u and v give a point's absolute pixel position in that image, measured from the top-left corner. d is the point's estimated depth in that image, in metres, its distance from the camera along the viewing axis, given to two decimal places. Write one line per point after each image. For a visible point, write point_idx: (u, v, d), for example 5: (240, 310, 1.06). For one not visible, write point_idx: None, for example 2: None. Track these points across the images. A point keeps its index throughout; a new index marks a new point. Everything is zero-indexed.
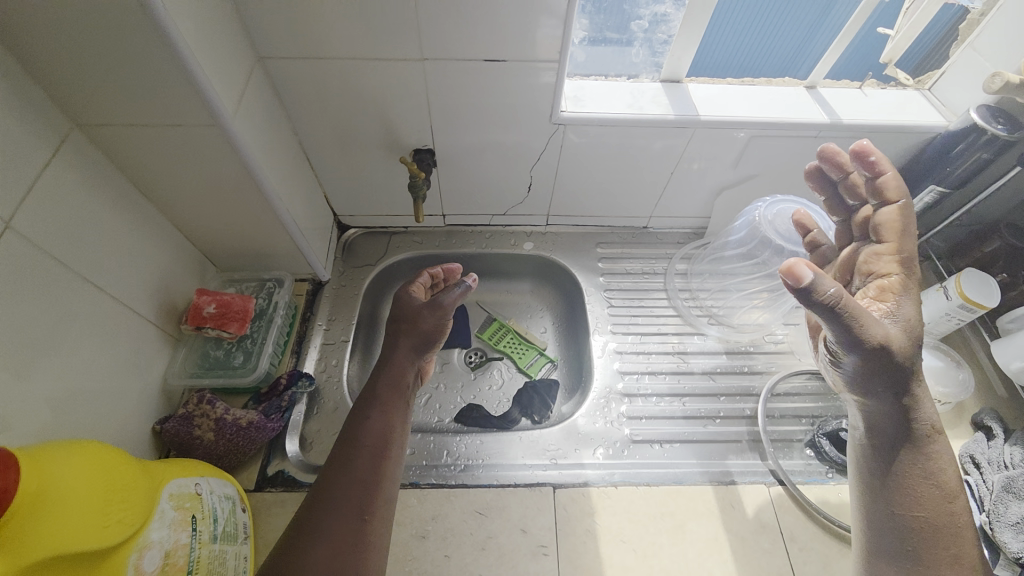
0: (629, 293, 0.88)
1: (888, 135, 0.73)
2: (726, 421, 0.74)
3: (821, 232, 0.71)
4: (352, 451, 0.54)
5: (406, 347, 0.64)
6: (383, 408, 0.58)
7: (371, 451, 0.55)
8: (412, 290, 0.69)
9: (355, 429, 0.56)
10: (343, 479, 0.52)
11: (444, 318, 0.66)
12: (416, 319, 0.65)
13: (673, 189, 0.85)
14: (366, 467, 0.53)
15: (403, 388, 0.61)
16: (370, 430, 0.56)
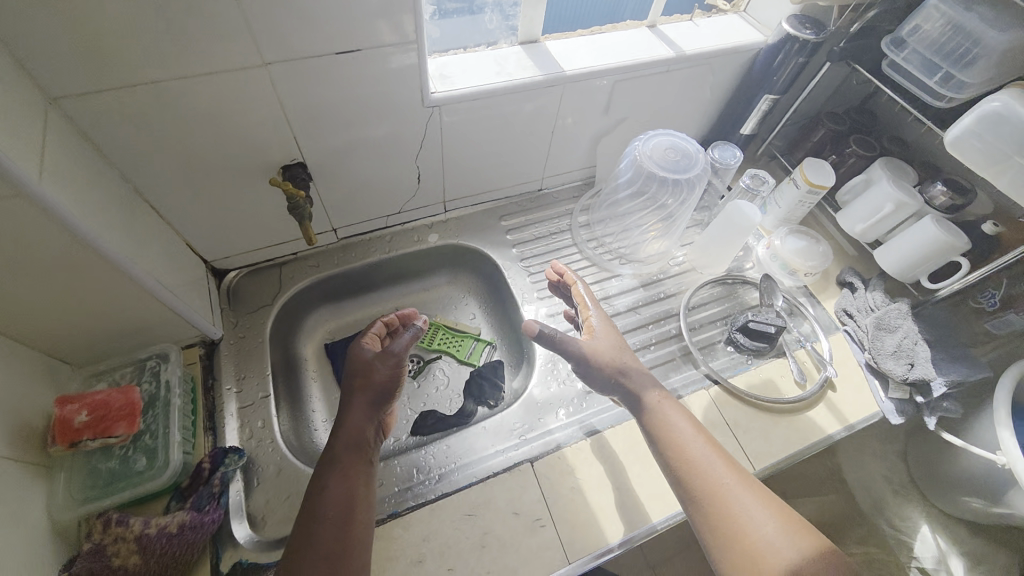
0: (544, 256, 0.90)
1: (722, 58, 0.82)
2: (659, 346, 0.81)
3: (693, 157, 0.78)
4: (316, 525, 0.50)
5: (364, 404, 0.59)
6: (344, 472, 0.54)
7: (335, 522, 0.51)
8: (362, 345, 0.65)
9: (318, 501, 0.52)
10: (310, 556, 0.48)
11: (399, 364, 0.62)
12: (370, 372, 0.61)
13: (557, 147, 0.87)
14: (333, 539, 0.50)
15: (365, 446, 0.58)
16: (334, 499, 0.52)
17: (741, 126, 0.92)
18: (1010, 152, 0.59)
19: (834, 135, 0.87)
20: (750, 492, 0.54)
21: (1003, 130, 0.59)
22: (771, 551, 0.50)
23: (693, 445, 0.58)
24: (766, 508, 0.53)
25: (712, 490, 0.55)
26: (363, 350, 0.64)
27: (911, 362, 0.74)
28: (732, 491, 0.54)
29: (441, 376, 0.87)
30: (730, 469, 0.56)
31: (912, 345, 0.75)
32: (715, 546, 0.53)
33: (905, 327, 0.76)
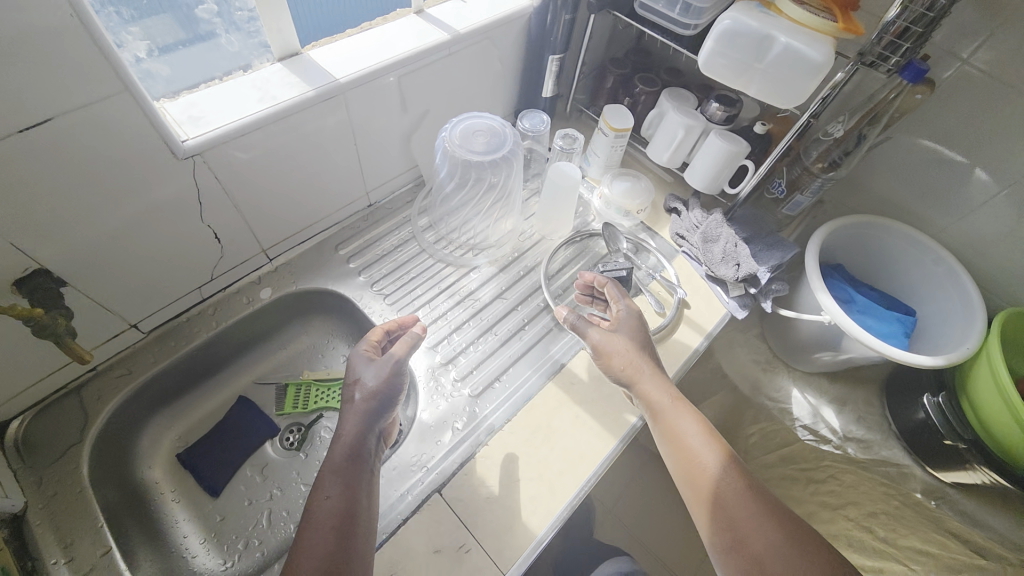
0: (394, 274, 0.84)
1: (499, 29, 0.82)
2: (533, 323, 0.80)
3: (501, 134, 0.78)
4: (315, 534, 0.52)
5: (359, 418, 0.61)
6: (345, 479, 0.56)
7: (333, 528, 0.52)
8: (360, 357, 0.66)
9: (319, 510, 0.54)
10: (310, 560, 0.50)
11: (394, 375, 0.65)
12: (365, 389, 0.63)
13: (369, 158, 0.81)
14: (333, 543, 0.51)
15: (365, 455, 0.59)
16: (333, 507, 0.54)
17: (542, 90, 0.94)
18: (748, 61, 0.67)
19: (622, 79, 0.97)
20: (719, 455, 0.65)
21: (736, 44, 0.66)
22: (725, 495, 0.62)
23: (683, 429, 0.66)
24: (721, 459, 0.64)
25: (694, 465, 0.64)
26: (361, 364, 0.65)
27: (739, 261, 0.83)
28: (693, 451, 0.64)
29: (327, 435, 0.79)
30: (696, 430, 0.66)
31: (736, 247, 0.84)
32: (687, 488, 0.65)
33: (726, 234, 0.85)
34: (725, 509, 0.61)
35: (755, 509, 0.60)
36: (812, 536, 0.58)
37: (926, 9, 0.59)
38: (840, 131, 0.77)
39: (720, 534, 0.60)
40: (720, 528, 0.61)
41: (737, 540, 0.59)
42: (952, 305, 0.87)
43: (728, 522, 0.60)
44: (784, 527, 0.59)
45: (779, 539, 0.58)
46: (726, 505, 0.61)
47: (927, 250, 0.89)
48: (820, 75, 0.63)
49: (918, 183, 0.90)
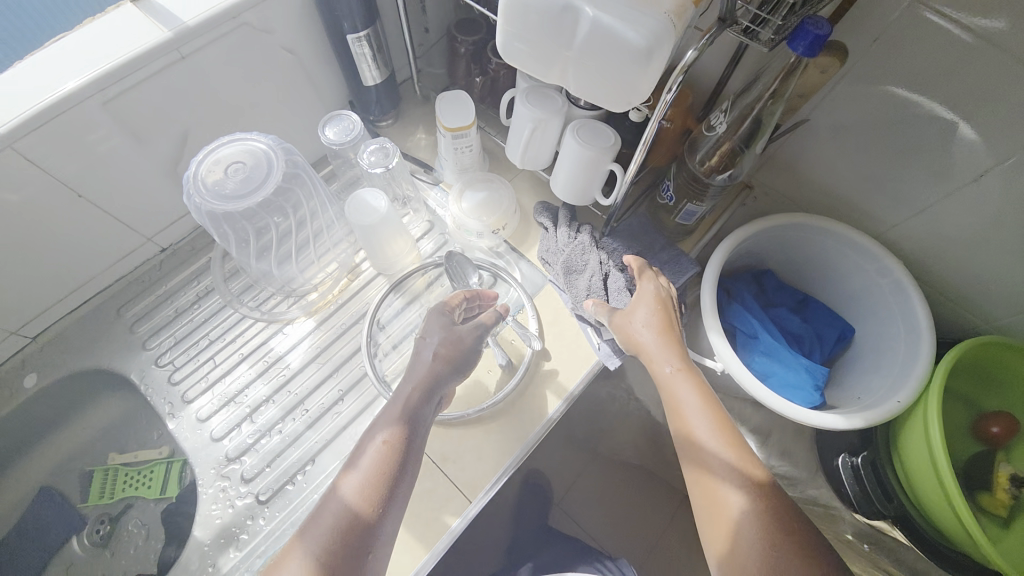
0: (185, 339, 0.69)
1: (258, 9, 0.59)
2: (353, 393, 0.65)
3: (267, 166, 0.58)
4: (377, 448, 0.50)
5: (421, 377, 0.55)
6: (389, 438, 0.51)
7: (387, 450, 0.50)
8: (436, 321, 0.59)
9: (369, 444, 0.51)
10: (322, 521, 0.46)
11: (461, 342, 0.58)
12: (419, 369, 0.57)
13: (124, 203, 0.64)
14: (369, 492, 0.48)
15: (437, 393, 0.55)
16: (378, 449, 0.50)
17: (362, 78, 0.73)
18: (553, 45, 0.44)
19: (473, 50, 0.74)
20: (730, 456, 0.51)
21: (529, 21, 0.44)
22: (721, 475, 0.50)
23: (689, 419, 0.53)
24: (726, 439, 0.51)
25: (695, 462, 0.52)
26: (433, 322, 0.59)
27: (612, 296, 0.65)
28: (699, 433, 0.52)
29: (135, 529, 0.70)
30: (703, 397, 0.54)
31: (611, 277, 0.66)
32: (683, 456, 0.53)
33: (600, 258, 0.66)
34: (716, 491, 0.50)
35: (751, 502, 0.48)
36: (820, 547, 0.46)
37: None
38: (723, 125, 0.57)
39: (706, 511, 0.50)
40: (705, 505, 0.50)
41: (717, 525, 0.49)
42: (899, 330, 0.66)
43: (714, 502, 0.50)
44: (778, 529, 0.46)
45: (762, 536, 0.46)
46: (720, 488, 0.50)
47: (869, 256, 0.68)
48: (653, 62, 0.41)
49: (861, 167, 0.67)
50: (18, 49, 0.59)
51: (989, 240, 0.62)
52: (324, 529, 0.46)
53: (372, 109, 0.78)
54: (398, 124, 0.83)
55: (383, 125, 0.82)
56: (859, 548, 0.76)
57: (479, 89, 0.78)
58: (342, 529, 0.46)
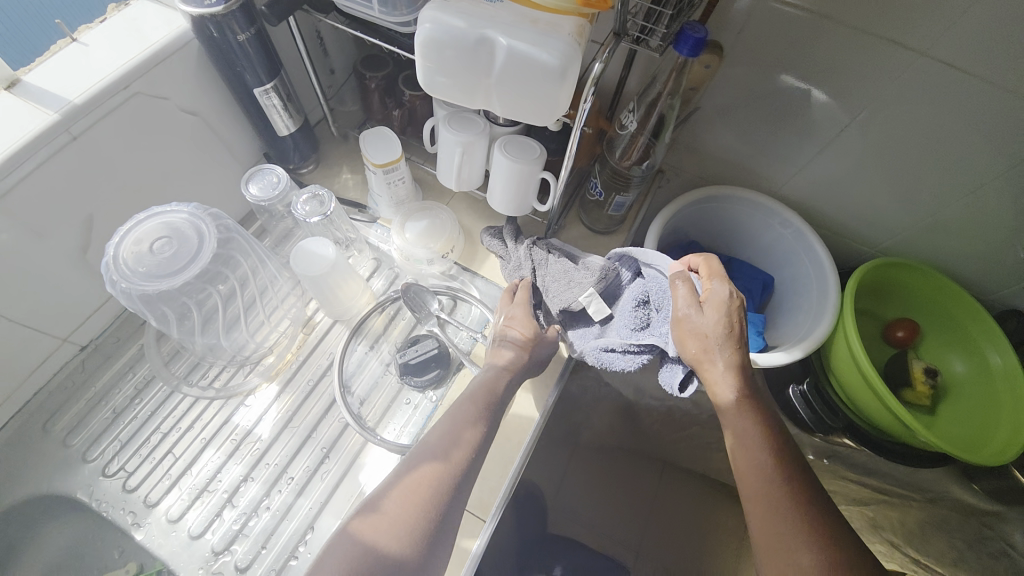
0: (133, 439, 0.63)
1: (151, 75, 0.57)
2: (338, 447, 0.63)
3: (198, 235, 0.55)
4: (425, 472, 0.48)
5: (496, 372, 0.60)
6: (467, 419, 0.54)
7: (463, 446, 0.51)
8: (523, 318, 0.64)
9: (424, 454, 0.50)
10: (381, 510, 0.46)
11: (540, 344, 0.64)
12: (496, 369, 0.61)
13: (31, 307, 0.57)
14: (410, 518, 0.45)
15: (499, 395, 0.58)
16: (421, 478, 0.48)
17: (276, 130, 0.71)
18: (472, 75, 0.47)
19: (383, 84, 0.75)
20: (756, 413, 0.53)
21: (447, 56, 0.46)
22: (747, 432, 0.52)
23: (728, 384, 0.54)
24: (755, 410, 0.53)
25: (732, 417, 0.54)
26: (523, 314, 0.65)
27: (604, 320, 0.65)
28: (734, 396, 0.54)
29: None
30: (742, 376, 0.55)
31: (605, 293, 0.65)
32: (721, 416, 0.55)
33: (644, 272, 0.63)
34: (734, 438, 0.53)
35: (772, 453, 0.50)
36: (821, 504, 0.48)
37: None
38: (633, 124, 0.63)
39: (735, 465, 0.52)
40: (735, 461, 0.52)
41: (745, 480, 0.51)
42: (808, 269, 0.77)
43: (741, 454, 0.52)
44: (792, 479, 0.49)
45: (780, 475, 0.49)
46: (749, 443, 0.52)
47: (772, 213, 0.78)
48: (568, 77, 0.45)
49: (749, 140, 0.77)
50: None
51: (860, 181, 0.74)
52: (382, 522, 0.45)
53: (292, 157, 0.77)
54: (321, 168, 0.82)
55: (305, 172, 0.80)
56: (820, 465, 0.87)
57: (398, 121, 0.79)
58: (410, 510, 0.46)
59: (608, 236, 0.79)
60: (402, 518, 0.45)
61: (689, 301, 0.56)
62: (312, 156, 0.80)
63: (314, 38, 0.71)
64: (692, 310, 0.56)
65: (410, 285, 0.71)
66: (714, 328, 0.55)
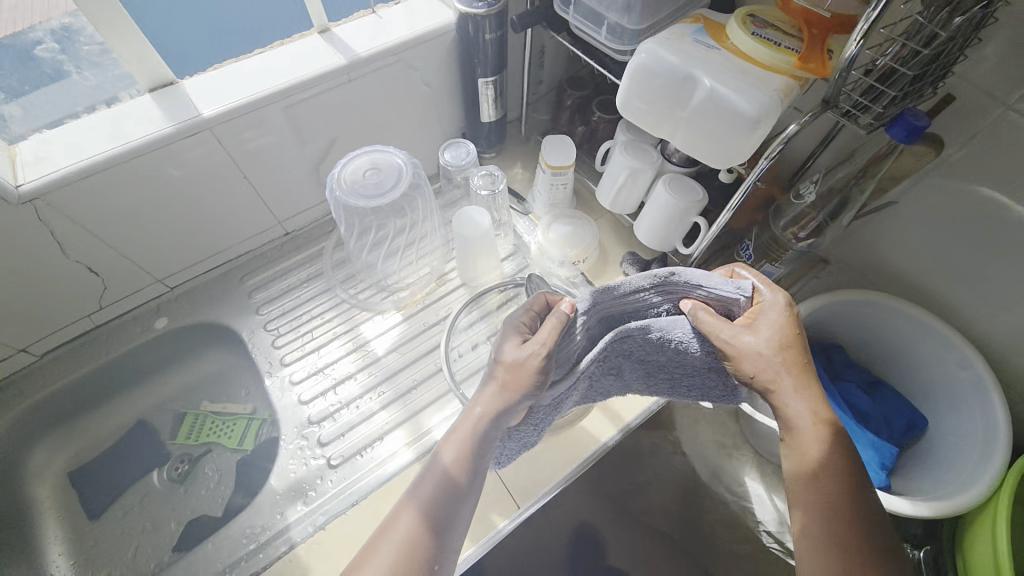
0: (290, 311, 0.79)
1: (415, 50, 0.72)
2: (425, 385, 0.71)
3: (398, 176, 0.68)
4: (473, 399, 0.52)
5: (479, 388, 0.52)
6: (500, 384, 0.50)
7: (503, 385, 0.50)
8: (507, 338, 0.53)
9: (482, 385, 0.53)
10: (450, 448, 0.49)
11: (526, 366, 0.50)
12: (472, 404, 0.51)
13: (270, 189, 0.76)
14: (468, 444, 0.49)
15: (495, 416, 0.49)
16: (474, 404, 0.51)
17: (480, 116, 0.84)
18: (667, 107, 0.52)
19: (580, 103, 0.83)
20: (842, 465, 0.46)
21: (653, 83, 0.52)
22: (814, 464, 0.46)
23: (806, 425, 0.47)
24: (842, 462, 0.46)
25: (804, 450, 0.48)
26: (506, 336, 0.54)
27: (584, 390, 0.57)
28: (819, 436, 0.47)
29: (210, 473, 0.76)
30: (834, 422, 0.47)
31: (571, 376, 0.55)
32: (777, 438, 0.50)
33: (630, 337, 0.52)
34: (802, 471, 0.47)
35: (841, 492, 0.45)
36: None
37: (906, 40, 0.44)
38: (811, 195, 0.60)
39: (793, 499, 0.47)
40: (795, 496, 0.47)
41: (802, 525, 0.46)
42: (975, 425, 0.62)
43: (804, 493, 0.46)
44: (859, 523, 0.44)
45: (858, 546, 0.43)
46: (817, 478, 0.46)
47: (951, 347, 0.65)
48: (760, 129, 0.47)
49: (946, 259, 0.66)
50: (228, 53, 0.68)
51: None
52: (457, 455, 0.49)
53: (482, 142, 0.89)
54: (501, 157, 0.94)
55: (488, 156, 0.92)
56: None
57: (579, 137, 0.87)
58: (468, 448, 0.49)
59: None
60: (471, 438, 0.49)
61: (718, 324, 0.48)
62: (498, 146, 0.91)
63: (539, 52, 0.82)
64: (727, 331, 0.48)
65: (536, 276, 0.77)
66: (775, 345, 0.48)
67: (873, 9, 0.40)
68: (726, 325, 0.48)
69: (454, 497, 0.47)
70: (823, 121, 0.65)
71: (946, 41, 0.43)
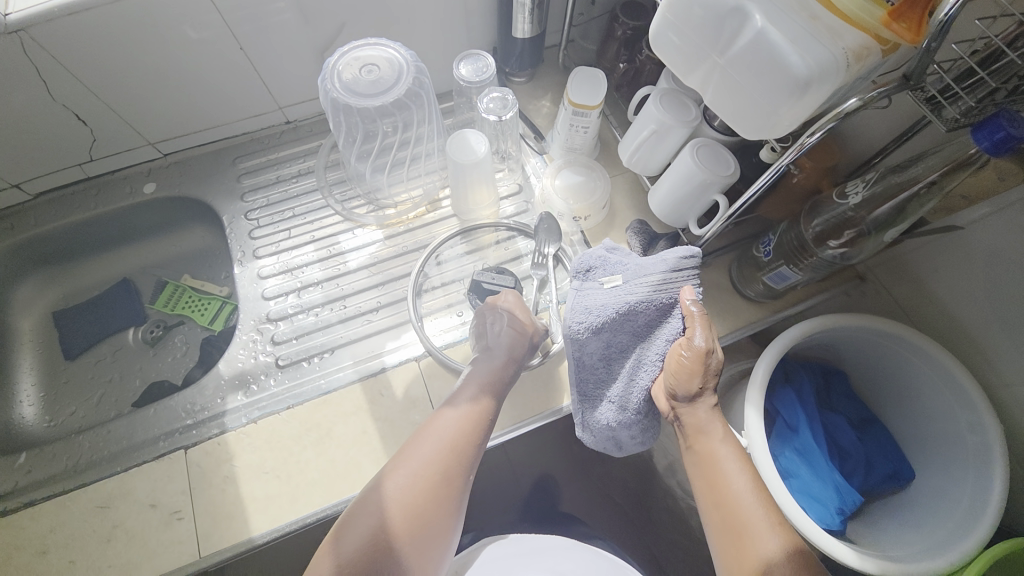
0: (274, 205, 0.76)
1: None
2: (388, 309, 0.69)
3: (397, 78, 0.61)
4: (448, 421, 0.53)
5: (491, 365, 0.57)
6: (475, 407, 0.54)
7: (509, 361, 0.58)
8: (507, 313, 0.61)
9: (456, 403, 0.54)
10: (401, 479, 0.49)
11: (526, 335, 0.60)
12: (467, 389, 0.56)
13: (273, 71, 0.71)
14: (433, 476, 0.50)
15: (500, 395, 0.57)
16: (454, 426, 0.53)
17: (513, 30, 0.73)
18: (702, 49, 0.43)
19: (629, 35, 0.71)
20: (744, 473, 0.48)
21: (694, 15, 0.41)
22: (726, 468, 0.48)
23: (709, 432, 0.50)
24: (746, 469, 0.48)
25: (709, 468, 0.49)
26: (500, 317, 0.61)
27: (619, 353, 0.56)
28: (721, 444, 0.49)
29: (178, 343, 0.78)
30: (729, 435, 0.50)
31: (592, 326, 0.54)
32: (688, 453, 0.52)
33: (614, 266, 0.56)
34: (721, 492, 0.47)
35: (754, 487, 0.47)
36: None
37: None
38: (857, 197, 0.51)
39: (721, 518, 0.47)
40: (721, 515, 0.47)
41: (743, 554, 0.44)
42: (962, 493, 0.54)
43: (728, 505, 0.47)
44: (772, 514, 0.45)
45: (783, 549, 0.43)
46: (733, 487, 0.47)
47: (967, 406, 0.55)
48: (806, 97, 0.38)
49: (998, 308, 0.54)
50: None
51: None
52: (423, 478, 0.50)
53: (512, 61, 0.79)
54: (530, 84, 0.83)
55: (517, 80, 0.82)
56: None
57: (619, 76, 0.75)
58: (438, 461, 0.51)
59: (747, 302, 0.68)
60: (431, 470, 0.50)
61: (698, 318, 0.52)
62: (528, 68, 0.81)
63: None
64: (702, 330, 0.51)
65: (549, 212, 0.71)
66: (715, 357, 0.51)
67: None
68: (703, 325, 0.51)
69: (419, 508, 0.49)
70: (904, 110, 0.52)
71: None
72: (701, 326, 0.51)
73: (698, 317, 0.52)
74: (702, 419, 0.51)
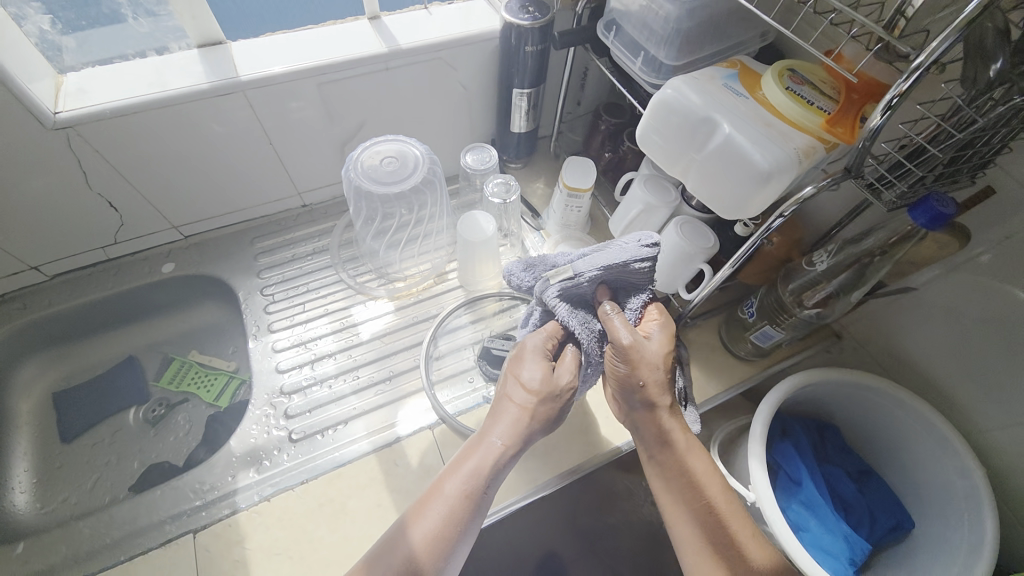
0: (289, 281, 0.80)
1: (456, 49, 0.73)
2: (400, 379, 0.71)
3: (413, 167, 0.69)
4: (482, 460, 0.51)
5: (522, 418, 0.53)
6: (510, 448, 0.52)
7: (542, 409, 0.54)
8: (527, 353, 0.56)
9: (489, 444, 0.52)
10: (429, 520, 0.47)
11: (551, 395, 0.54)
12: (496, 438, 0.52)
13: (295, 161, 0.78)
14: (460, 517, 0.48)
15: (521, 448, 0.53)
16: (485, 467, 0.51)
17: (511, 125, 0.84)
18: (681, 146, 0.52)
19: (613, 129, 0.82)
20: (711, 488, 0.51)
21: (671, 121, 0.51)
22: (695, 480, 0.51)
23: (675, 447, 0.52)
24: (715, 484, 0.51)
25: (677, 481, 0.51)
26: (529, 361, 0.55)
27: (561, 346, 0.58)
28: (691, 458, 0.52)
29: (181, 421, 0.77)
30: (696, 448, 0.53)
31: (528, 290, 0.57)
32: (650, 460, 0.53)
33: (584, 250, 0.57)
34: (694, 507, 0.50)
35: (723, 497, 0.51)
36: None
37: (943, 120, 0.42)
38: (824, 264, 0.58)
39: (693, 528, 0.50)
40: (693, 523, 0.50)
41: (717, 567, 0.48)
42: (961, 539, 0.56)
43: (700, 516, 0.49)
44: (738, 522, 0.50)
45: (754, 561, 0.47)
46: (707, 500, 0.50)
47: (950, 451, 0.59)
48: (770, 185, 0.46)
49: (963, 358, 0.60)
50: (269, 25, 0.72)
51: None
52: (451, 519, 0.48)
53: (509, 151, 0.89)
54: (525, 169, 0.93)
55: (513, 166, 0.92)
56: None
57: (605, 163, 0.85)
58: (467, 499, 0.49)
59: (737, 360, 0.73)
60: (459, 509, 0.48)
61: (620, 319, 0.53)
62: (524, 156, 0.91)
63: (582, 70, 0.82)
64: (619, 327, 0.52)
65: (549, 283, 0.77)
66: (651, 357, 0.52)
67: (906, 77, 0.36)
68: (625, 325, 0.52)
69: (448, 548, 0.47)
70: (850, 191, 0.62)
71: (983, 130, 0.40)
72: (623, 325, 0.52)
73: (620, 318, 0.53)
74: (661, 428, 0.52)
